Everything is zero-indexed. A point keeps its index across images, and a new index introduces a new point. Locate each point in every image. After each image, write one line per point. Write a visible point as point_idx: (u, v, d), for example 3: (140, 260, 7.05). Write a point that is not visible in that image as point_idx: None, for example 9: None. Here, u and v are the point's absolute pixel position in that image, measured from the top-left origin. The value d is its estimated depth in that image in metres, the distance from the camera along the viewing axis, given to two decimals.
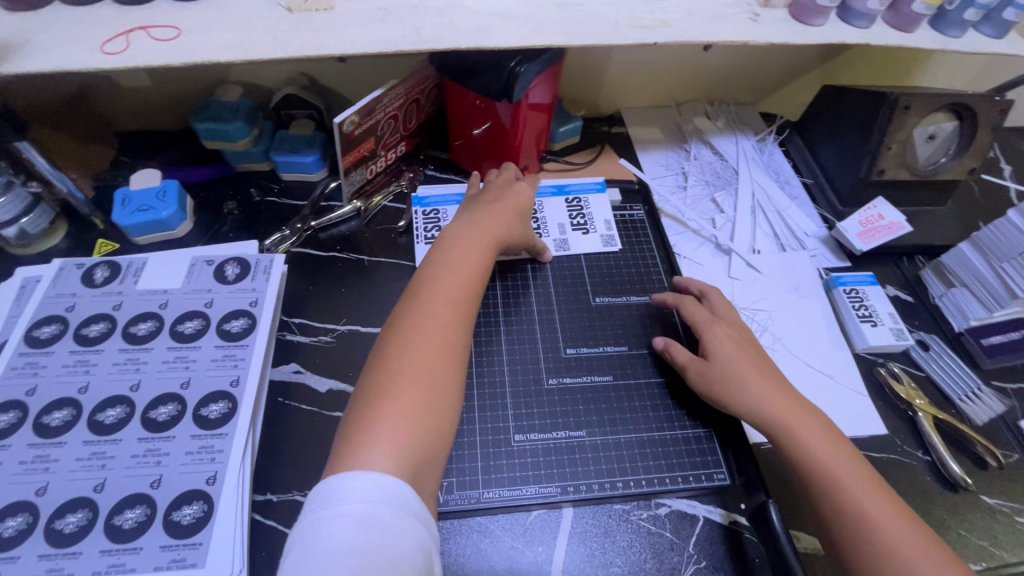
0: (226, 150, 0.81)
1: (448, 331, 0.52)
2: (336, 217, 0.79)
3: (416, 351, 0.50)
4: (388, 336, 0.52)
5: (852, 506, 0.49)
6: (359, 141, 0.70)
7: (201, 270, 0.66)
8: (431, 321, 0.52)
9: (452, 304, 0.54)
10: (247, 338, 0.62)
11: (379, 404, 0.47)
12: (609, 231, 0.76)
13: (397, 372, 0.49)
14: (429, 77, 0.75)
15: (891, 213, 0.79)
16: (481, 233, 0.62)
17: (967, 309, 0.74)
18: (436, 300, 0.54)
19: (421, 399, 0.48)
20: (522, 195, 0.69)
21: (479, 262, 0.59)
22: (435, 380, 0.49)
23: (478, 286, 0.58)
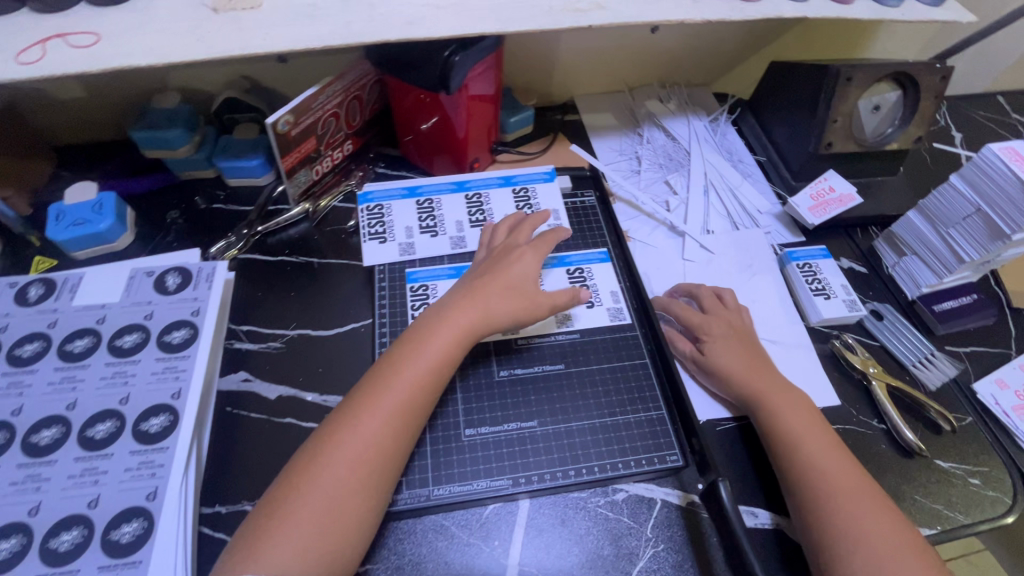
0: (167, 158, 0.79)
1: (368, 454, 0.49)
2: (284, 220, 0.77)
3: (326, 474, 0.47)
4: (309, 451, 0.50)
5: (806, 461, 0.54)
6: (297, 141, 0.69)
7: (140, 281, 0.64)
8: (354, 443, 0.49)
9: (383, 423, 0.50)
10: (189, 348, 0.60)
11: (271, 534, 0.45)
12: (617, 304, 0.68)
13: (303, 498, 0.47)
14: (367, 72, 0.73)
15: (841, 185, 0.80)
16: (444, 327, 0.56)
17: (918, 276, 0.75)
18: (368, 415, 0.50)
19: (316, 533, 0.46)
20: (520, 266, 0.62)
21: (438, 362, 0.54)
22: (340, 513, 0.47)
23: (424, 397, 0.53)
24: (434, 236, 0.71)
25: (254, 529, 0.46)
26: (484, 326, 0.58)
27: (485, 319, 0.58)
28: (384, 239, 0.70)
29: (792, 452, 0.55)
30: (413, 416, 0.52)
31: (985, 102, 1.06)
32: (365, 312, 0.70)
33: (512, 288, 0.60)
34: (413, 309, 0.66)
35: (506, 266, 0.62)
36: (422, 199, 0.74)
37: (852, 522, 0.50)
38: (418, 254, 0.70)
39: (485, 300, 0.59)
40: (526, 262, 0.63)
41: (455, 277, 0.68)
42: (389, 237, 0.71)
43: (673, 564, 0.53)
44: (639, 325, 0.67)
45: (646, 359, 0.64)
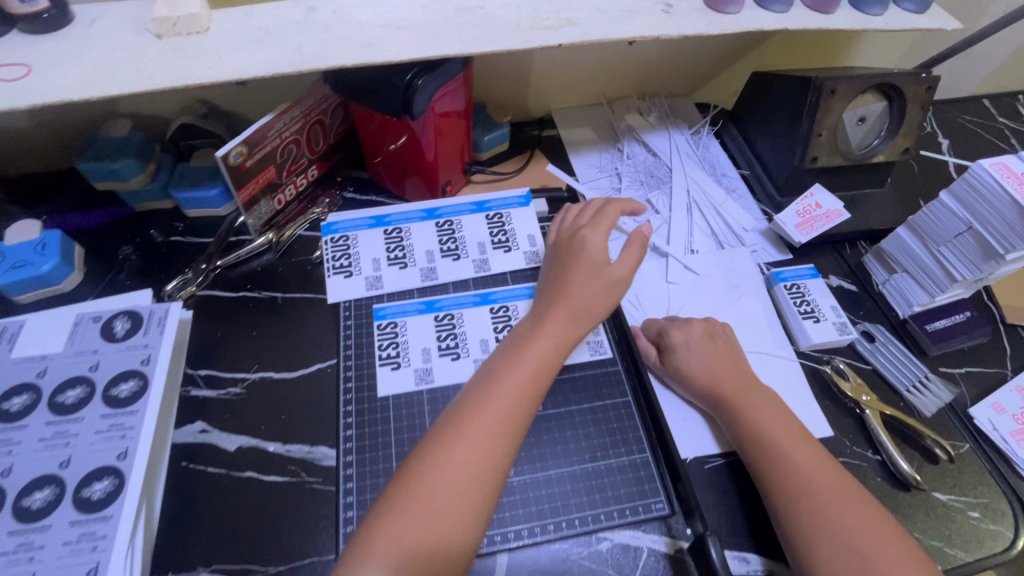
0: (119, 190, 0.74)
1: (480, 471, 0.47)
2: (246, 253, 0.73)
3: (435, 498, 0.45)
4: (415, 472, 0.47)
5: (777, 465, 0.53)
6: (253, 172, 0.65)
7: (86, 328, 0.60)
8: (463, 461, 0.47)
9: (494, 441, 0.48)
10: (138, 402, 0.56)
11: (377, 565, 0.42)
12: (597, 336, 0.64)
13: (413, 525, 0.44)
14: (328, 95, 0.69)
15: (828, 201, 0.77)
16: (541, 334, 0.56)
17: (909, 295, 0.72)
18: (473, 429, 0.48)
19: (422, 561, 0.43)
20: (594, 251, 0.59)
21: (542, 360, 0.54)
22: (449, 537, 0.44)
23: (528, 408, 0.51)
24: (404, 267, 0.67)
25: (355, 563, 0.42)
26: (577, 321, 0.57)
27: (581, 313, 0.57)
28: (350, 273, 0.66)
29: (765, 456, 0.53)
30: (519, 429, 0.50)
31: (972, 106, 1.04)
32: (332, 351, 0.66)
33: (592, 279, 0.58)
34: (379, 348, 0.62)
35: (584, 256, 0.59)
36: (390, 228, 0.70)
37: (833, 523, 0.48)
38: (387, 288, 0.66)
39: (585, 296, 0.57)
40: (594, 242, 0.60)
41: (426, 312, 0.64)
42: (355, 270, 0.67)
43: None
44: (620, 360, 0.63)
45: (628, 397, 0.60)
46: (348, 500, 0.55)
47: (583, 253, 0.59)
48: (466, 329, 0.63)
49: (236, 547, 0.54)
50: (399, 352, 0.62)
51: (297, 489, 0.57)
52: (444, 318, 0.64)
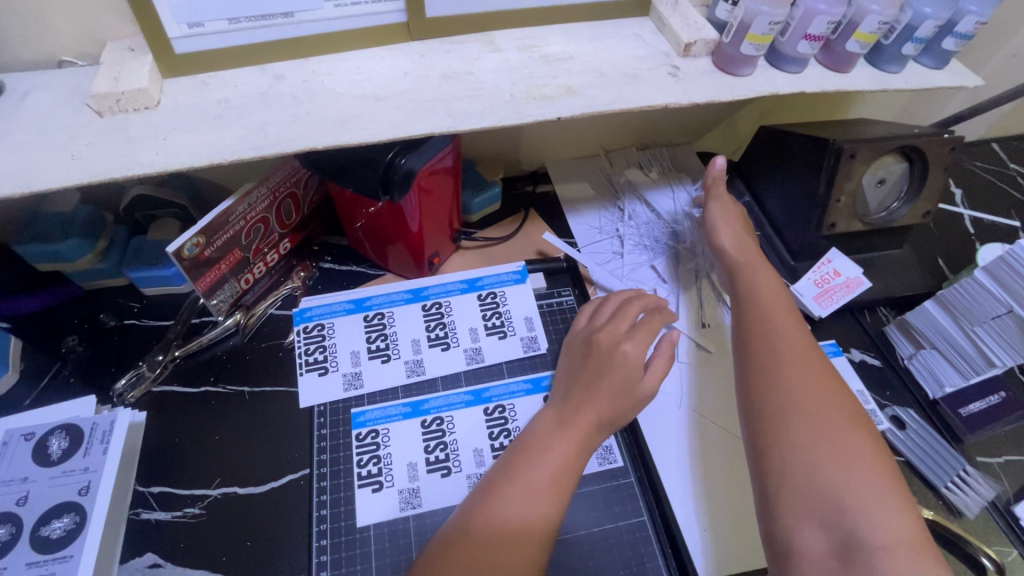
0: (67, 271, 0.66)
1: (548, 496, 0.46)
2: (209, 339, 0.65)
3: (506, 510, 0.45)
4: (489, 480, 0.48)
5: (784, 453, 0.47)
6: (213, 259, 0.57)
7: (16, 448, 0.52)
8: (496, 525, 0.45)
9: (563, 463, 0.48)
10: (72, 544, 0.48)
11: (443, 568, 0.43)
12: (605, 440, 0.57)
13: (478, 537, 0.44)
14: (300, 168, 0.62)
15: (847, 267, 0.71)
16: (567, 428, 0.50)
17: (940, 374, 0.66)
18: (497, 511, 0.45)
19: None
20: (628, 363, 0.53)
21: (572, 453, 0.49)
22: (520, 556, 0.44)
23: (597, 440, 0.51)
24: (386, 361, 0.60)
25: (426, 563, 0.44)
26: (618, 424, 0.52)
27: (609, 417, 0.51)
28: (325, 369, 0.59)
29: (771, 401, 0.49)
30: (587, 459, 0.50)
31: (981, 152, 1.00)
32: (305, 458, 0.59)
33: (619, 389, 0.52)
34: (358, 464, 0.55)
35: (614, 365, 0.53)
36: (371, 313, 0.63)
37: (820, 482, 0.44)
38: (367, 387, 0.59)
39: (622, 405, 0.52)
40: (632, 353, 0.53)
41: (410, 416, 0.57)
42: (332, 365, 0.60)
43: None
44: (635, 471, 0.56)
45: (644, 516, 0.54)
46: None
47: (622, 363, 0.53)
48: (457, 436, 0.56)
49: None
50: (381, 470, 0.54)
51: None
52: (432, 422, 0.57)
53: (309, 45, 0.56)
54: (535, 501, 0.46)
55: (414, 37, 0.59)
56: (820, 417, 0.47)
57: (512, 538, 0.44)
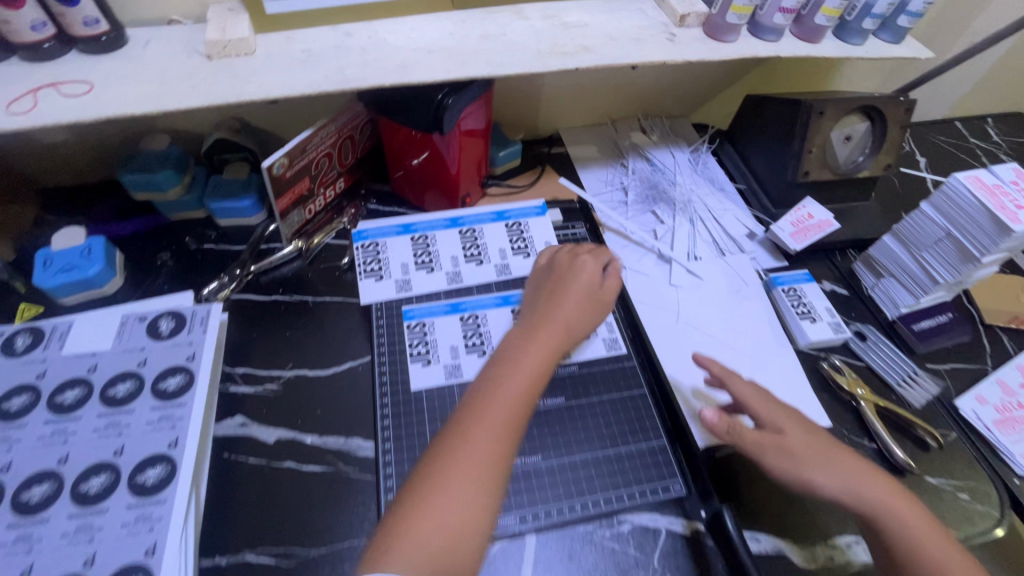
0: (157, 200, 0.78)
1: (519, 409, 0.51)
2: (277, 259, 0.77)
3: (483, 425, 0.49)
4: (463, 406, 0.52)
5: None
6: (291, 182, 0.69)
7: (132, 327, 0.64)
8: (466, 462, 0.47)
9: (530, 377, 0.54)
10: (185, 395, 0.59)
11: (433, 486, 0.46)
12: (612, 334, 0.70)
13: (461, 458, 0.47)
14: (360, 113, 0.75)
15: (819, 212, 0.83)
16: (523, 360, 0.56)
17: (896, 297, 0.78)
18: (463, 452, 0.48)
19: (471, 487, 0.46)
20: (587, 275, 0.66)
21: (524, 388, 0.53)
22: (499, 460, 0.48)
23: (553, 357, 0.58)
24: (431, 271, 0.72)
25: (411, 491, 0.46)
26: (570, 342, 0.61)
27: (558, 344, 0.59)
28: (380, 276, 0.72)
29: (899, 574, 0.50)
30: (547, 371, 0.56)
31: (944, 128, 1.13)
32: (362, 350, 0.70)
33: (582, 298, 0.64)
34: (411, 346, 0.67)
35: (575, 279, 0.65)
36: (417, 235, 0.75)
37: None
38: (415, 291, 0.71)
39: (589, 311, 0.65)
40: (588, 269, 0.66)
41: (452, 312, 0.69)
42: (386, 273, 0.72)
43: None
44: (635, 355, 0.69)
45: (644, 389, 0.66)
46: (388, 485, 0.59)
47: (582, 275, 0.66)
48: (490, 328, 0.68)
49: (279, 531, 0.57)
50: (429, 349, 0.67)
51: (336, 477, 0.60)
52: (469, 317, 0.69)
53: (373, 8, 0.69)
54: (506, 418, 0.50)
55: (457, 6, 0.72)
56: (905, 520, 0.51)
57: (472, 466, 0.47)
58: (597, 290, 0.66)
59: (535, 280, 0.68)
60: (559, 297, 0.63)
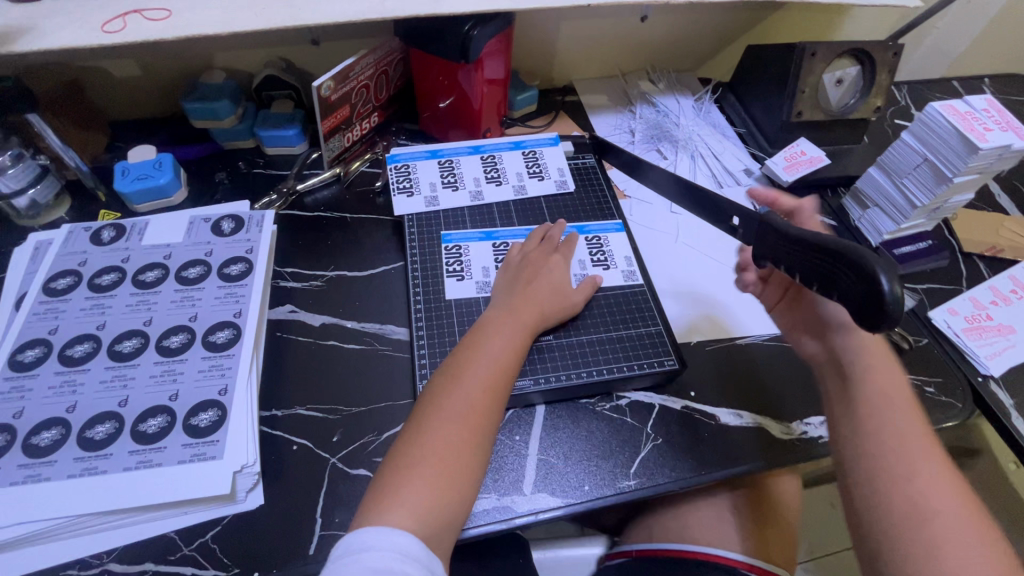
0: (213, 129, 0.88)
1: (488, 386, 0.58)
2: (317, 182, 0.86)
3: (455, 400, 0.56)
4: (435, 386, 0.58)
5: (889, 427, 0.53)
6: (335, 107, 0.79)
7: (199, 226, 0.73)
8: (449, 424, 0.54)
9: (500, 358, 0.60)
10: (246, 278, 0.69)
11: (413, 456, 0.53)
12: (631, 268, 0.76)
13: (443, 417, 0.55)
14: (394, 49, 0.84)
15: (811, 150, 0.91)
16: (501, 335, 0.62)
17: (880, 225, 0.85)
18: (447, 413, 0.55)
19: (448, 460, 0.52)
20: (559, 269, 0.71)
21: (504, 360, 0.60)
22: (474, 433, 0.55)
23: (526, 340, 0.63)
24: (455, 190, 0.81)
25: (392, 463, 0.53)
26: (545, 325, 0.67)
27: (537, 321, 0.65)
28: (411, 193, 0.80)
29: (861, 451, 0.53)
30: (520, 353, 0.62)
31: (942, 85, 1.18)
32: (394, 257, 0.80)
33: (553, 287, 0.69)
34: (446, 265, 0.75)
35: (547, 269, 0.71)
36: (443, 159, 0.84)
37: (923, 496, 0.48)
38: (442, 206, 0.80)
39: (560, 301, 0.68)
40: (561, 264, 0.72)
41: (485, 240, 0.78)
42: (416, 191, 0.81)
43: (670, 452, 0.64)
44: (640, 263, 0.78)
45: (644, 285, 0.75)
46: (422, 359, 0.67)
47: (553, 270, 0.71)
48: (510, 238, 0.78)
49: (326, 393, 0.66)
50: (463, 268, 0.75)
51: (372, 353, 0.70)
52: (501, 245, 0.77)
53: None
54: (477, 394, 0.57)
55: None
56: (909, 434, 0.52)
57: (457, 427, 0.54)
58: (563, 282, 0.70)
59: (506, 273, 0.71)
60: (529, 287, 0.68)
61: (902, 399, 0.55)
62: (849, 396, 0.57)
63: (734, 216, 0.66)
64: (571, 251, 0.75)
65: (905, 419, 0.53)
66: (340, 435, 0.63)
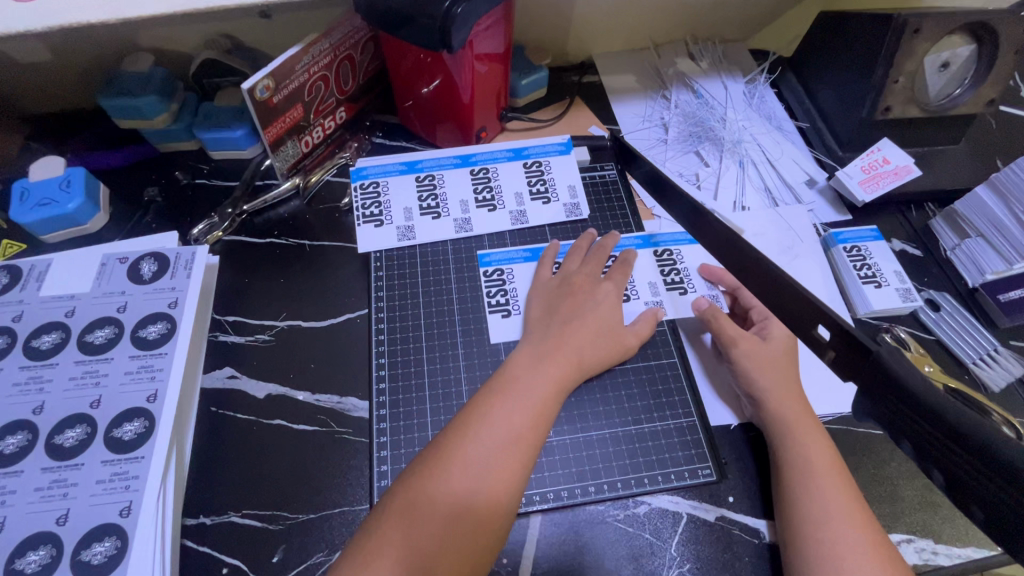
0: (143, 130, 0.71)
1: (498, 457, 0.46)
2: (272, 197, 0.68)
3: (453, 476, 0.45)
4: (434, 449, 0.47)
5: (811, 517, 0.47)
6: (282, 109, 0.62)
7: (113, 269, 0.59)
8: (443, 499, 0.44)
9: (519, 424, 0.48)
10: (166, 345, 0.55)
11: (390, 534, 0.42)
12: (713, 291, 0.64)
13: (438, 489, 0.44)
14: (359, 28, 0.65)
15: (897, 156, 0.70)
16: (530, 389, 0.50)
17: (982, 262, 0.65)
18: (445, 485, 0.44)
19: (433, 549, 0.42)
20: (605, 304, 0.58)
21: (530, 422, 0.49)
22: (474, 517, 0.44)
23: (555, 401, 0.51)
24: (437, 217, 0.67)
25: (366, 543, 0.42)
26: (584, 377, 0.55)
27: (574, 374, 0.54)
28: (380, 222, 0.66)
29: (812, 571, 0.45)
30: (546, 416, 0.50)
31: None
32: (361, 300, 0.63)
33: (595, 332, 0.56)
34: (488, 295, 0.63)
35: (588, 301, 0.58)
36: (422, 174, 0.69)
37: None
38: (419, 238, 0.66)
39: (606, 347, 0.56)
40: (607, 292, 0.59)
41: (531, 260, 0.65)
42: (387, 219, 0.67)
43: None
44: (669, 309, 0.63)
45: (675, 358, 0.60)
46: (383, 452, 0.54)
47: (598, 301, 0.58)
48: (516, 286, 0.63)
49: (266, 493, 0.52)
50: (509, 300, 0.62)
51: (327, 438, 0.55)
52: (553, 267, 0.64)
53: None
54: (483, 466, 0.45)
55: None
56: (853, 545, 0.45)
57: (456, 508, 0.43)
58: (611, 321, 0.58)
59: (543, 297, 0.59)
60: (566, 326, 0.56)
61: (829, 474, 0.49)
62: (779, 479, 0.51)
63: (823, 323, 0.41)
64: (625, 268, 0.62)
65: (832, 499, 0.47)
66: (282, 554, 0.49)
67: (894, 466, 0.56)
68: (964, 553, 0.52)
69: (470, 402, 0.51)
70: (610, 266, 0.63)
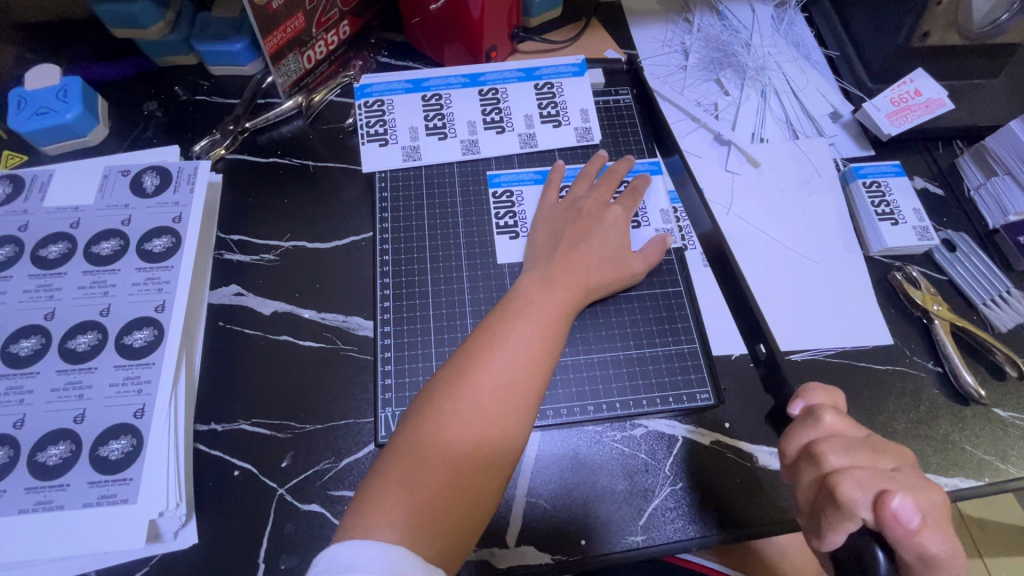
0: (139, 41, 0.68)
1: (520, 379, 0.46)
2: (273, 115, 0.66)
3: (471, 400, 0.44)
4: (452, 371, 0.46)
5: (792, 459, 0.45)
6: (281, 16, 0.59)
7: (115, 181, 0.58)
8: (465, 413, 0.44)
9: (533, 343, 0.48)
10: (171, 258, 0.55)
11: (425, 451, 0.42)
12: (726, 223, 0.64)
13: (459, 406, 0.44)
14: None
15: (929, 87, 0.66)
16: (541, 311, 0.50)
17: (1006, 201, 0.63)
18: (465, 403, 0.44)
19: (461, 460, 0.42)
20: (614, 230, 0.57)
21: (544, 343, 0.48)
22: (496, 428, 0.44)
23: (566, 322, 0.51)
24: (443, 138, 0.65)
25: (391, 459, 0.42)
26: (590, 299, 0.55)
27: (582, 296, 0.53)
28: (385, 141, 0.65)
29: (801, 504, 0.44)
30: (559, 338, 0.50)
31: None
32: (366, 224, 0.63)
33: (602, 257, 0.55)
34: (496, 217, 0.62)
35: (598, 226, 0.57)
36: (428, 93, 0.67)
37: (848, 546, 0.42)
38: (424, 159, 0.64)
39: (613, 271, 0.56)
40: (614, 218, 0.58)
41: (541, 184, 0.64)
42: (391, 139, 0.65)
43: (690, 503, 0.51)
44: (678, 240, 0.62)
45: (680, 287, 0.60)
46: (387, 367, 0.55)
47: (606, 226, 0.57)
48: (524, 207, 0.62)
49: (274, 405, 0.54)
50: (517, 222, 0.62)
51: (333, 354, 0.56)
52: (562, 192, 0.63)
53: None
54: (506, 387, 0.45)
55: None
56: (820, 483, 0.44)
57: (477, 423, 0.44)
58: (619, 246, 0.57)
59: (549, 220, 0.59)
60: (573, 250, 0.55)
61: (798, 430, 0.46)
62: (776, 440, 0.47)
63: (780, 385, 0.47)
64: (634, 195, 0.61)
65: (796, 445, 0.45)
66: (290, 459, 0.51)
67: (893, 399, 0.56)
68: (951, 482, 0.53)
69: (482, 323, 0.50)
70: (620, 192, 0.62)
